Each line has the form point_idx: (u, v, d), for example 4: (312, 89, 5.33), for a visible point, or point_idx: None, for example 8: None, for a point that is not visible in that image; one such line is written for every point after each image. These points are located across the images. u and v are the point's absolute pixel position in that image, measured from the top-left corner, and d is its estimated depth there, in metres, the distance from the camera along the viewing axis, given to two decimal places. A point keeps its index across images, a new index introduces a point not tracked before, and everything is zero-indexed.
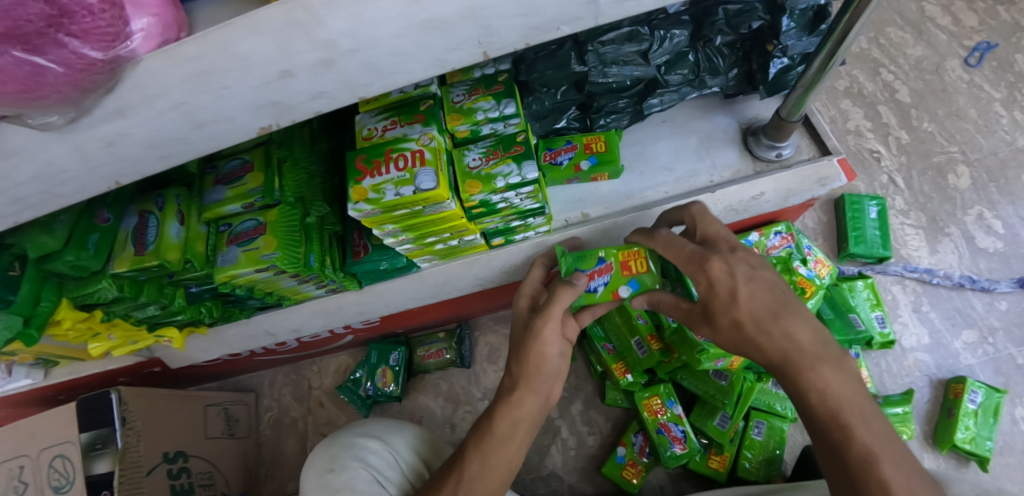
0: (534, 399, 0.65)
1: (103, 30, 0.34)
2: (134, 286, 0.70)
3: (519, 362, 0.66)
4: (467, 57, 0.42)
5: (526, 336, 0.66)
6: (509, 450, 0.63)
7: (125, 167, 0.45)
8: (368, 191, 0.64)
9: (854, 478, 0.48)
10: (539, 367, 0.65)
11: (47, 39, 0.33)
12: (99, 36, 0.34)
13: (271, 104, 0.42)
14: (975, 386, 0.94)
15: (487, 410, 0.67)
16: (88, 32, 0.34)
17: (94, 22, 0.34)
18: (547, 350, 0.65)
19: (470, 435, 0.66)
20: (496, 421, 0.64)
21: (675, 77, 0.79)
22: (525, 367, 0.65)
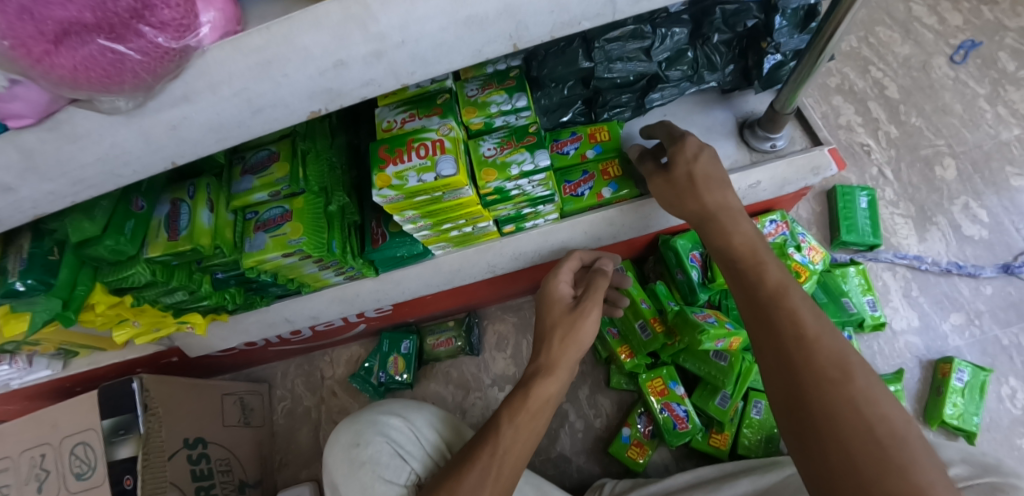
0: (566, 377, 0.72)
1: (177, 21, 0.38)
2: (166, 270, 0.73)
3: (562, 342, 0.72)
4: (500, 49, 0.46)
5: (572, 316, 0.74)
6: (536, 423, 0.68)
7: (181, 149, 0.49)
8: (391, 178, 0.68)
9: (783, 349, 0.51)
10: (577, 349, 0.73)
11: (130, 29, 0.37)
12: (174, 27, 0.38)
13: (326, 91, 0.46)
14: (962, 365, 0.99)
15: (519, 384, 0.72)
16: (165, 24, 0.38)
17: (170, 14, 0.38)
18: (586, 333, 0.73)
19: (502, 407, 0.70)
20: (530, 397, 0.69)
21: (675, 73, 0.84)
22: (567, 349, 0.72)
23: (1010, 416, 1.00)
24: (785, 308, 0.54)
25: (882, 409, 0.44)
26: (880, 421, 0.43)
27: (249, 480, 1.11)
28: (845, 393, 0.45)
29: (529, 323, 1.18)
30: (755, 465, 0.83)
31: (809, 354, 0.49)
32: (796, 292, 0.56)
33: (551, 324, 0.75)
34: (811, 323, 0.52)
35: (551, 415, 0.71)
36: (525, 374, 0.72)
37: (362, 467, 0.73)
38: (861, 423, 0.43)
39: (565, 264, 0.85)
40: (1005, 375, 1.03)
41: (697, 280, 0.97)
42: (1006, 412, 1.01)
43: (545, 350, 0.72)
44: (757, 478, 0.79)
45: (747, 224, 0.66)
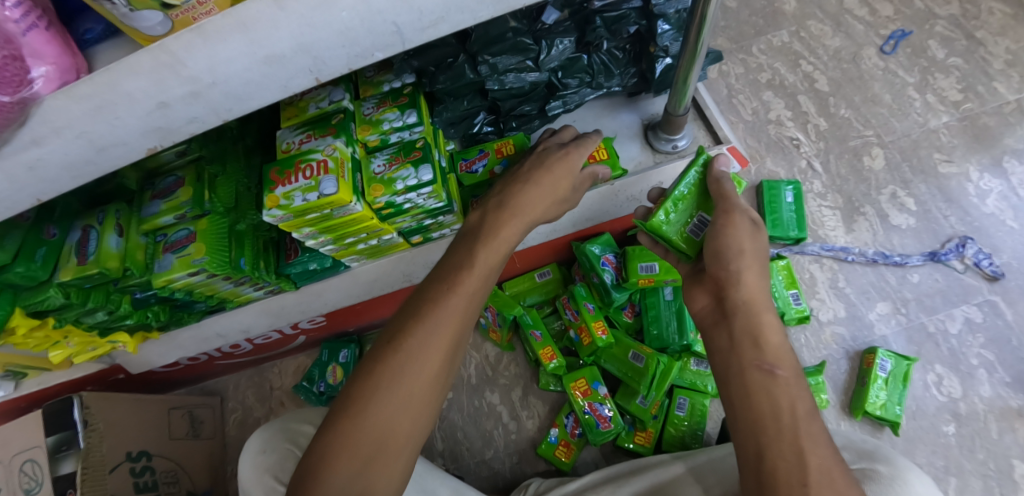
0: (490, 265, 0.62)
1: (10, 78, 0.41)
2: (81, 293, 0.77)
3: (469, 269, 0.59)
4: (304, 83, 0.50)
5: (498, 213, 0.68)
6: (426, 370, 0.53)
7: (45, 185, 0.53)
8: (280, 198, 0.72)
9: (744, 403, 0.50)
10: (495, 258, 0.63)
11: None
12: (7, 83, 0.41)
13: (156, 129, 0.51)
14: (884, 354, 1.00)
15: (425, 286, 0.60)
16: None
17: (1, 74, 0.40)
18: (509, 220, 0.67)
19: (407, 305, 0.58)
20: (422, 332, 0.54)
21: (572, 81, 0.87)
22: (474, 256, 0.61)
23: (936, 403, 1.01)
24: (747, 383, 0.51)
25: (818, 436, 0.47)
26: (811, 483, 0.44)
27: (199, 491, 1.15)
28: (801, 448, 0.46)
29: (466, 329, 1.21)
30: (664, 459, 0.84)
31: (770, 434, 0.47)
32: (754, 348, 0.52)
33: (466, 239, 0.65)
34: (759, 341, 0.52)
35: (456, 361, 0.57)
36: (414, 301, 0.58)
37: (266, 472, 0.76)
38: (783, 442, 0.47)
39: (507, 212, 0.68)
40: (931, 363, 1.04)
41: (610, 281, 0.99)
42: (932, 399, 1.02)
43: (451, 277, 0.59)
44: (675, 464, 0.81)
45: (753, 273, 0.56)
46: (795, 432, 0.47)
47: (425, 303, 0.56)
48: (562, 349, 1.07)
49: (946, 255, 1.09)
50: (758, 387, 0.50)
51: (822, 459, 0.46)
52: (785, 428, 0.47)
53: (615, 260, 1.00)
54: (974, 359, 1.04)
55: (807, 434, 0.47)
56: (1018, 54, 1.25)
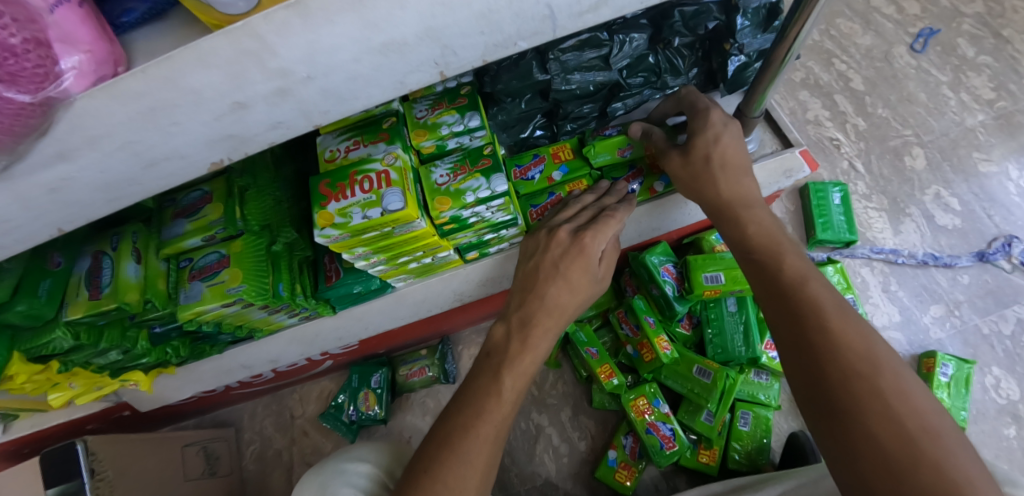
0: (530, 346, 0.65)
1: (30, 71, 0.31)
2: (93, 331, 0.65)
3: (495, 399, 0.60)
4: (426, 78, 0.42)
5: (536, 287, 0.68)
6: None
7: (72, 211, 0.42)
8: (334, 215, 0.62)
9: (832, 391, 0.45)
10: (520, 381, 0.63)
11: None
12: (28, 78, 0.31)
13: (227, 137, 0.41)
14: (945, 359, 0.98)
15: (474, 379, 0.63)
16: (15, 75, 0.30)
17: (20, 65, 0.30)
18: (551, 297, 0.67)
19: (454, 402, 0.62)
20: (454, 469, 0.54)
21: (637, 80, 0.80)
22: (498, 380, 0.62)
23: (997, 406, 0.99)
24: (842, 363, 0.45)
25: (936, 433, 0.40)
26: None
27: None
28: (913, 437, 0.40)
29: None
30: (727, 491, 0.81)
31: (876, 428, 0.41)
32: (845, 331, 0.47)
33: (491, 354, 0.65)
34: (940, 442, 0.40)
35: (490, 486, 0.57)
36: (442, 430, 0.58)
37: None
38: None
39: (533, 327, 0.66)
40: (988, 365, 1.02)
41: (672, 293, 0.93)
42: (992, 403, 1.00)
43: (478, 407, 0.59)
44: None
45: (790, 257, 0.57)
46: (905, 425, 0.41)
47: (453, 435, 0.57)
48: (617, 366, 1.00)
49: (994, 255, 1.08)
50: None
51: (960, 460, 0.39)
52: (901, 424, 0.41)
53: (677, 274, 0.94)
54: None
55: (919, 432, 0.40)
56: None
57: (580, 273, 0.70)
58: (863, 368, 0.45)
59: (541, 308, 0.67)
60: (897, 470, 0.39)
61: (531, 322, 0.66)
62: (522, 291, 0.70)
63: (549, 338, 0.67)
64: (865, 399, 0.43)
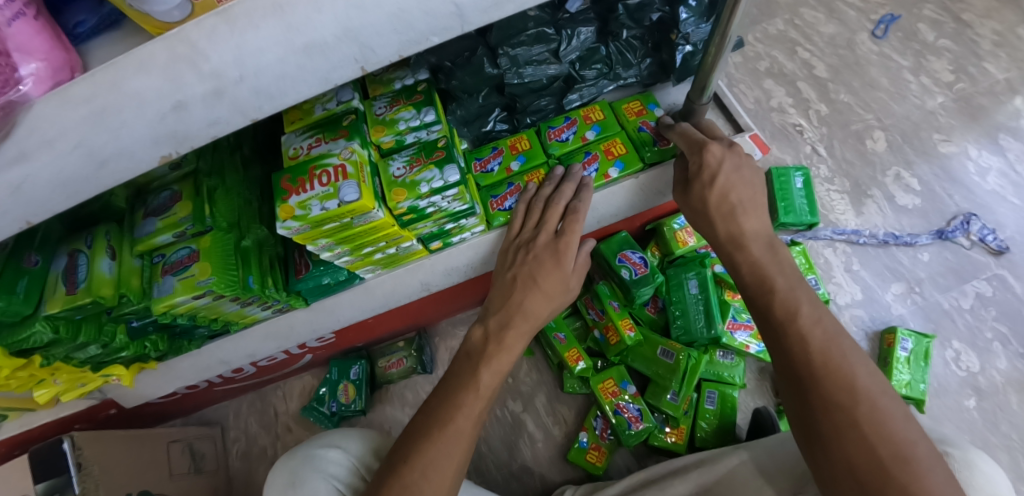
0: (511, 345, 0.69)
1: None
2: (71, 326, 0.69)
3: (473, 393, 0.63)
4: (348, 73, 0.45)
5: (511, 298, 0.73)
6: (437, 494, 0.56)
7: (31, 209, 0.44)
8: (294, 208, 0.65)
9: (789, 343, 0.56)
10: (497, 378, 0.66)
11: None
12: None
13: (170, 135, 0.42)
14: (904, 334, 1.01)
15: (453, 375, 0.67)
16: None
17: None
18: (522, 308, 0.72)
19: (433, 398, 0.65)
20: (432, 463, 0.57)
21: (591, 72, 0.85)
22: (476, 375, 0.65)
23: (958, 380, 1.02)
24: (805, 335, 0.55)
25: (860, 382, 0.51)
26: (880, 407, 0.49)
27: None
28: (851, 392, 0.50)
29: None
30: (725, 451, 0.81)
31: (828, 383, 0.52)
32: (809, 312, 0.57)
33: (471, 353, 0.69)
34: (865, 397, 0.50)
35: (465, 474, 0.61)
36: (420, 424, 0.61)
37: None
38: (847, 384, 0.51)
39: (509, 330, 0.70)
40: (948, 339, 1.05)
41: (630, 278, 0.95)
42: (953, 377, 1.02)
43: (456, 403, 0.62)
44: (740, 453, 0.78)
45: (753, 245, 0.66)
46: (847, 381, 0.51)
47: (432, 428, 0.60)
48: (586, 350, 1.04)
49: (954, 233, 1.11)
50: (795, 331, 0.56)
51: (883, 402, 0.50)
52: (846, 382, 0.51)
53: (641, 260, 0.94)
54: (989, 332, 1.05)
55: (854, 389, 0.50)
56: (1003, 35, 1.30)
57: (547, 286, 0.74)
58: (795, 318, 0.57)
59: (517, 313, 0.72)
60: (827, 408, 0.51)
61: (512, 329, 0.70)
62: (500, 295, 0.75)
63: (522, 340, 0.71)
64: (817, 363, 0.53)
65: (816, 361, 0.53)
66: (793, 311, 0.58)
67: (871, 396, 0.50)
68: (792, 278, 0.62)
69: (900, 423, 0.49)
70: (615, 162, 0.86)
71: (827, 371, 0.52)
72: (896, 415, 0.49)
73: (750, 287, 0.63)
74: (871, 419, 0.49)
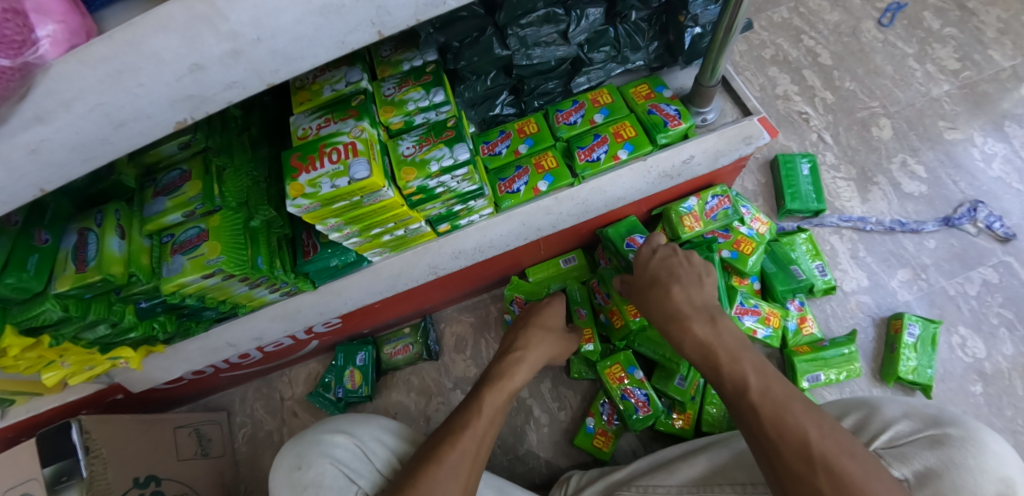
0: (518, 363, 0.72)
1: (10, 38, 0.34)
2: (81, 304, 0.69)
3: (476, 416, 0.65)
4: (365, 37, 0.46)
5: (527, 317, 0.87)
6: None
7: (47, 174, 0.44)
8: (304, 186, 0.65)
9: (741, 412, 0.58)
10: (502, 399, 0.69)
11: None
12: (7, 44, 0.33)
13: (188, 98, 0.43)
14: (912, 319, 1.00)
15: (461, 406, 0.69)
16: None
17: (1, 31, 0.33)
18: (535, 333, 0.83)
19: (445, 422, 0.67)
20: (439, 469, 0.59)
21: (598, 55, 0.85)
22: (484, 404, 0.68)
23: (963, 364, 1.02)
24: (757, 404, 0.57)
25: (821, 449, 0.51)
26: (839, 469, 0.49)
27: None
28: (810, 457, 0.51)
29: (486, 321, 1.18)
30: (681, 454, 0.84)
31: (787, 452, 0.52)
32: (756, 384, 0.59)
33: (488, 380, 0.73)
34: (827, 464, 0.50)
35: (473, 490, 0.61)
36: (425, 447, 0.63)
37: (305, 490, 0.74)
38: (801, 449, 0.52)
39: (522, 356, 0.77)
40: (954, 325, 1.05)
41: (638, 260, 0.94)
42: (959, 361, 1.02)
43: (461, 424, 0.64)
44: (698, 460, 0.79)
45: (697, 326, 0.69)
46: (807, 448, 0.51)
47: (436, 446, 0.62)
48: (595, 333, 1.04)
49: (960, 220, 1.11)
50: (746, 402, 0.58)
51: (847, 465, 0.50)
52: (804, 448, 0.52)
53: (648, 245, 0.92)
54: (994, 318, 1.05)
55: (815, 457, 0.51)
56: (1008, 22, 1.30)
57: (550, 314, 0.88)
58: (736, 389, 0.60)
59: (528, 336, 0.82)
60: (787, 477, 0.52)
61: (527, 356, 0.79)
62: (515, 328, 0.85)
63: (532, 365, 0.78)
64: (773, 433, 0.54)
65: (771, 430, 0.54)
66: (742, 385, 0.60)
67: (833, 460, 0.50)
68: (733, 351, 0.65)
69: (865, 479, 0.49)
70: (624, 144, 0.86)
71: (784, 440, 0.53)
72: (861, 471, 0.49)
73: (695, 360, 0.68)
74: (833, 489, 0.49)
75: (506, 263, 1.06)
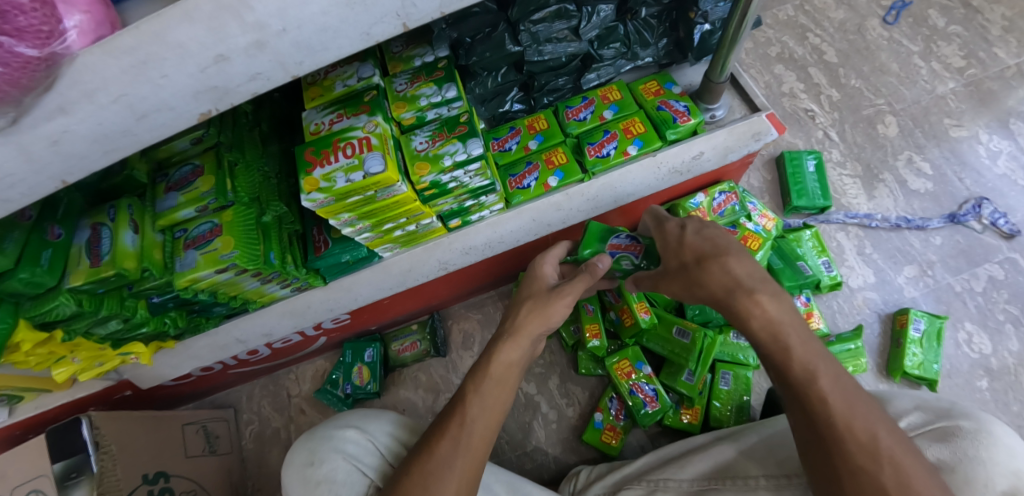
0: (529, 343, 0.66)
1: (36, 27, 0.34)
2: (93, 299, 0.69)
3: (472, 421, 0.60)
4: (389, 29, 0.47)
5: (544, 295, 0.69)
6: None
7: (68, 165, 0.44)
8: (319, 181, 0.65)
9: (800, 394, 0.53)
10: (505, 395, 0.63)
11: None
12: (34, 34, 0.34)
13: (211, 89, 0.44)
14: (917, 314, 1.01)
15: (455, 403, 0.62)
16: (23, 31, 0.33)
17: (27, 21, 0.33)
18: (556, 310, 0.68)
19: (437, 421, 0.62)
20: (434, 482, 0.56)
21: (608, 51, 0.85)
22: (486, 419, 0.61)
23: (970, 360, 1.02)
24: (826, 393, 0.52)
25: (890, 449, 0.49)
26: (904, 469, 0.48)
27: None
28: (880, 456, 0.49)
29: (493, 318, 1.18)
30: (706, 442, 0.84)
31: (852, 449, 0.49)
32: (826, 371, 0.53)
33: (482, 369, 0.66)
34: (895, 465, 0.48)
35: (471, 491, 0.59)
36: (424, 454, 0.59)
37: (319, 485, 0.74)
38: (870, 447, 0.49)
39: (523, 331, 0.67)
40: (960, 321, 1.05)
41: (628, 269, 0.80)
42: (965, 357, 1.02)
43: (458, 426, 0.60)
44: (725, 447, 0.79)
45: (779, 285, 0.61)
46: (876, 446, 0.49)
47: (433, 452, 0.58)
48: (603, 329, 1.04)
49: (965, 216, 1.12)
50: (813, 389, 0.52)
51: (912, 465, 0.48)
52: (873, 447, 0.49)
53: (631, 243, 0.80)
54: (1000, 314, 1.05)
55: (886, 458, 0.48)
56: (1013, 20, 1.30)
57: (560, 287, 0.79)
58: (802, 373, 0.53)
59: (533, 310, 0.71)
60: (849, 474, 0.49)
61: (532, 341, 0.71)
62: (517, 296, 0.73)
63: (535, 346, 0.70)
64: (840, 426, 0.50)
65: (839, 423, 0.50)
66: (812, 369, 0.53)
67: (900, 462, 0.48)
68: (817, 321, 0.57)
69: (925, 478, 0.48)
70: (634, 140, 0.86)
71: (854, 437, 0.49)
72: (923, 471, 0.48)
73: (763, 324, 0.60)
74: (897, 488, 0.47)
75: (514, 259, 1.05)
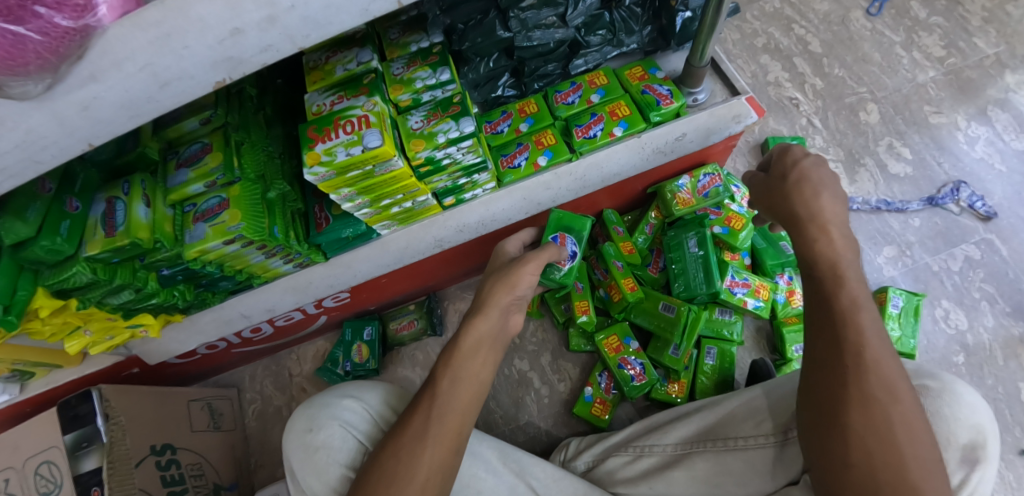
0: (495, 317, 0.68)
1: (72, 2, 0.39)
2: (108, 269, 0.73)
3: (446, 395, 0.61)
4: (386, 6, 0.52)
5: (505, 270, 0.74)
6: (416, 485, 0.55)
7: (95, 129, 0.48)
8: (321, 155, 0.69)
9: (836, 330, 0.51)
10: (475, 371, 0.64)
11: (28, 11, 0.39)
12: (70, 7, 0.39)
13: (227, 59, 0.48)
14: (896, 291, 1.05)
15: (428, 383, 0.63)
16: (61, 5, 0.38)
17: None
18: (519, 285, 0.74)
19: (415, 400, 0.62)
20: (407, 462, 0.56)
21: (595, 38, 0.90)
22: (457, 390, 0.61)
23: (946, 336, 1.06)
24: (862, 336, 0.49)
25: (902, 393, 0.47)
26: (912, 417, 0.46)
27: (224, 483, 1.11)
28: (894, 395, 0.47)
29: None
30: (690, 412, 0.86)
31: (872, 385, 0.47)
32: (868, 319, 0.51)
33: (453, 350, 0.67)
34: (902, 409, 0.46)
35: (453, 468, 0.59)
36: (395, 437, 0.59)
37: (316, 451, 0.77)
38: (890, 386, 0.47)
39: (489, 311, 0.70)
40: (937, 298, 1.09)
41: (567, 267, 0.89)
42: (941, 333, 1.06)
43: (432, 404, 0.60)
44: (708, 412, 0.81)
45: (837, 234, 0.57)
46: (893, 388, 0.47)
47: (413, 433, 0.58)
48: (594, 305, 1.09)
49: (943, 199, 1.16)
50: (853, 331, 0.50)
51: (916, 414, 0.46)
52: (890, 388, 0.47)
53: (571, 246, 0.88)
54: (976, 292, 1.09)
55: (900, 399, 0.47)
56: (992, 11, 1.35)
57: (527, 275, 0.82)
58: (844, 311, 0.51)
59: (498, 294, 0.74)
60: (853, 405, 0.47)
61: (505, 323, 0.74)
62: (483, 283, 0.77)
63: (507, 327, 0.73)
64: (865, 363, 0.48)
65: (866, 359, 0.48)
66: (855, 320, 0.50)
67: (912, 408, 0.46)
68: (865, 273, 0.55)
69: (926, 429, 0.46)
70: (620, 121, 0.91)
71: (879, 371, 0.48)
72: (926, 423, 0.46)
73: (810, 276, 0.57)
74: (904, 429, 0.45)
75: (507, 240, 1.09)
